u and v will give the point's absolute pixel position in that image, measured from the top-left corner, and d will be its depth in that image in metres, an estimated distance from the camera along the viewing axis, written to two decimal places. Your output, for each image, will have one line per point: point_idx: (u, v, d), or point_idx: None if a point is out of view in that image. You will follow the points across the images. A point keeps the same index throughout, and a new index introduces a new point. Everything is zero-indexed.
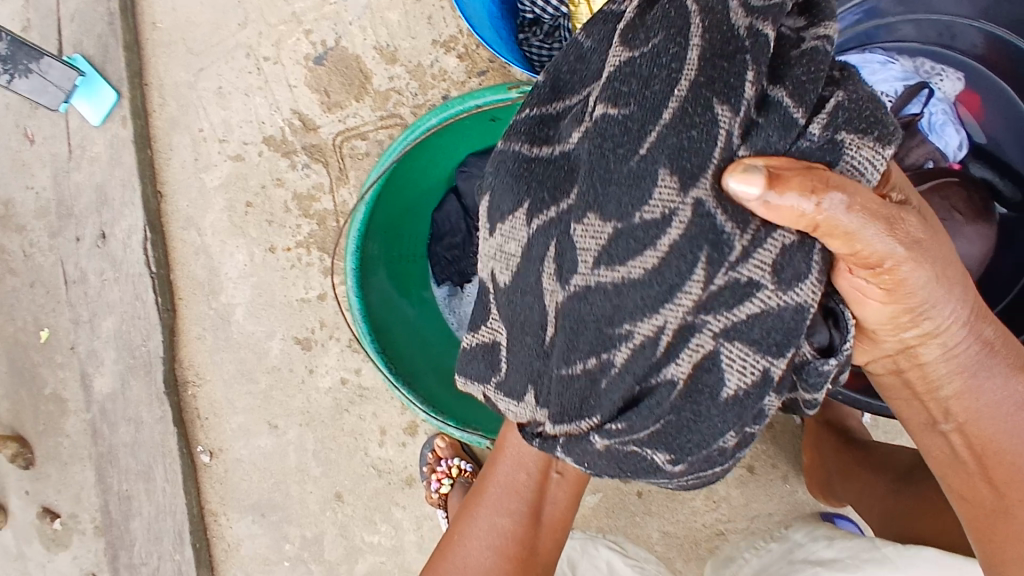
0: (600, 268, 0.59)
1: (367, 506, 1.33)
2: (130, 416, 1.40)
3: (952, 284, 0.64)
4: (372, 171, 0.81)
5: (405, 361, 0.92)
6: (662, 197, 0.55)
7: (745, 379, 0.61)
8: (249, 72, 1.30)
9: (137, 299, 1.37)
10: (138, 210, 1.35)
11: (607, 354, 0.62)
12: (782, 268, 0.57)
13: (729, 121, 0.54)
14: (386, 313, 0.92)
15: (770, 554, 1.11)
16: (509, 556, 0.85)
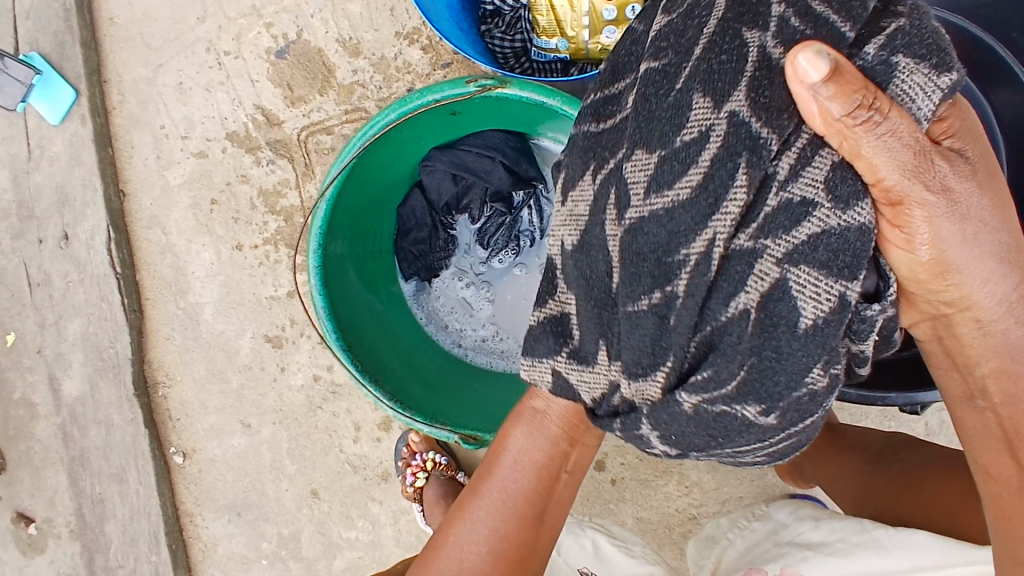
0: (651, 197, 0.59)
1: (344, 502, 1.33)
2: (101, 419, 1.39)
3: (988, 248, 0.58)
4: (333, 170, 0.81)
5: (375, 358, 0.91)
6: (698, 118, 0.56)
7: (821, 307, 0.58)
8: (210, 67, 1.28)
9: (103, 301, 1.35)
10: (101, 210, 1.33)
11: (670, 285, 0.60)
12: (837, 185, 0.55)
13: (760, 41, 0.55)
14: (355, 311, 0.91)
15: (754, 538, 1.02)
16: (511, 557, 0.75)
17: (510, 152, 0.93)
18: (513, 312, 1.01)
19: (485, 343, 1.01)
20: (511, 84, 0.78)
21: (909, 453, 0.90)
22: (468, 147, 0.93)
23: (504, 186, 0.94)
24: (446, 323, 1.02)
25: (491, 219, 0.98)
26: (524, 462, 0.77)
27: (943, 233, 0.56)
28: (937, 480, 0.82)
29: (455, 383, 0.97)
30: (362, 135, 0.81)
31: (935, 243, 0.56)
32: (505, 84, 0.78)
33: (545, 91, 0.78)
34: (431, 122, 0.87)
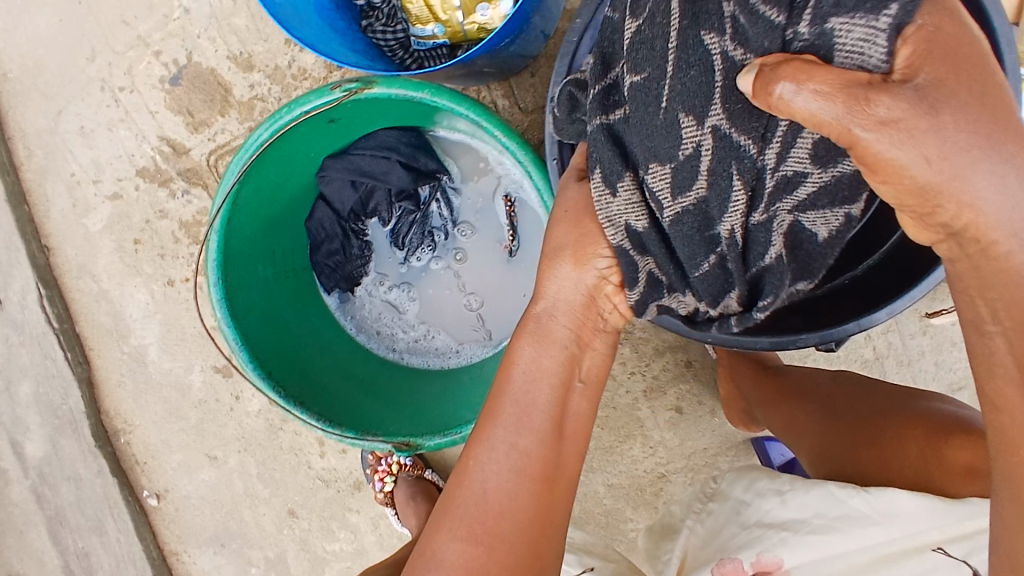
0: (680, 197, 0.64)
1: (322, 517, 1.33)
2: (69, 475, 1.38)
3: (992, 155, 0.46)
4: (217, 198, 0.80)
5: (306, 375, 0.91)
6: (688, 134, 0.60)
7: (830, 224, 0.59)
8: (108, 106, 1.24)
9: (47, 359, 1.33)
10: (27, 268, 1.30)
11: (719, 251, 0.67)
12: (818, 149, 0.56)
13: (719, 43, 0.56)
14: (279, 331, 0.91)
15: (716, 521, 0.84)
16: (532, 474, 0.70)
17: (406, 148, 0.91)
18: (442, 308, 1.00)
19: (419, 343, 1.00)
20: (377, 83, 0.75)
21: (861, 398, 0.83)
22: (362, 151, 0.90)
23: (405, 184, 0.92)
24: (378, 330, 1.01)
25: (402, 219, 0.97)
26: (539, 371, 0.75)
27: (906, 162, 0.45)
28: (897, 421, 0.76)
29: (395, 387, 0.96)
30: (240, 157, 0.79)
31: (901, 171, 0.46)
32: (371, 84, 0.75)
33: (414, 85, 0.75)
34: (315, 134, 0.85)
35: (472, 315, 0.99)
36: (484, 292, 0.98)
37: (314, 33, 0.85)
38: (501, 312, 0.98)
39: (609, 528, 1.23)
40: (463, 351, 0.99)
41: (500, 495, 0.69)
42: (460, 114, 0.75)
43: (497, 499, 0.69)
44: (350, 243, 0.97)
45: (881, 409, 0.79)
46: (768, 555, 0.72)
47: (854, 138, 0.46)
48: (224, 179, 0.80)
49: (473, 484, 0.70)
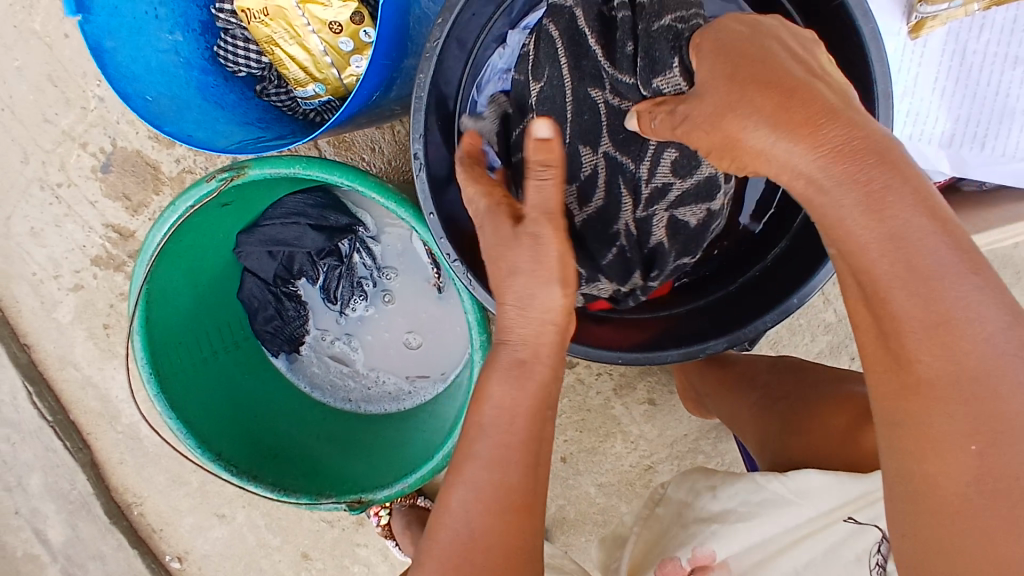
0: (584, 206, 0.76)
1: (334, 554, 1.38)
2: (93, 553, 1.44)
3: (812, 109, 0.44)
4: (131, 299, 0.81)
5: (261, 444, 0.93)
6: (587, 158, 0.73)
7: (695, 214, 0.74)
8: (50, 203, 1.27)
9: (49, 450, 1.39)
10: (11, 369, 1.35)
11: (617, 243, 0.77)
12: (679, 165, 0.69)
13: (602, 96, 0.71)
14: (226, 407, 0.93)
15: (660, 524, 0.84)
16: (502, 513, 0.56)
17: (313, 210, 0.92)
18: (388, 351, 1.02)
19: (372, 389, 1.02)
20: (249, 167, 0.76)
21: (799, 384, 0.82)
22: (270, 220, 0.91)
23: (320, 244, 0.93)
24: (330, 384, 1.03)
25: (329, 275, 0.98)
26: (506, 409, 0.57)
27: (754, 143, 0.46)
28: (826, 408, 0.75)
29: (354, 434, 0.98)
30: (143, 259, 0.81)
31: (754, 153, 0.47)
32: (244, 170, 0.76)
33: (286, 162, 0.76)
34: (216, 217, 0.86)
35: (417, 353, 1.01)
36: (424, 329, 1.00)
37: (196, 128, 0.87)
38: (443, 346, 1.00)
39: (606, 527, 1.22)
40: (414, 390, 1.01)
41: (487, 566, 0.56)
42: (335, 181, 0.76)
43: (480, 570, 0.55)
44: (285, 306, 0.99)
45: (819, 396, 0.78)
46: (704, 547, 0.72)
47: (712, 128, 0.50)
48: (134, 282, 0.82)
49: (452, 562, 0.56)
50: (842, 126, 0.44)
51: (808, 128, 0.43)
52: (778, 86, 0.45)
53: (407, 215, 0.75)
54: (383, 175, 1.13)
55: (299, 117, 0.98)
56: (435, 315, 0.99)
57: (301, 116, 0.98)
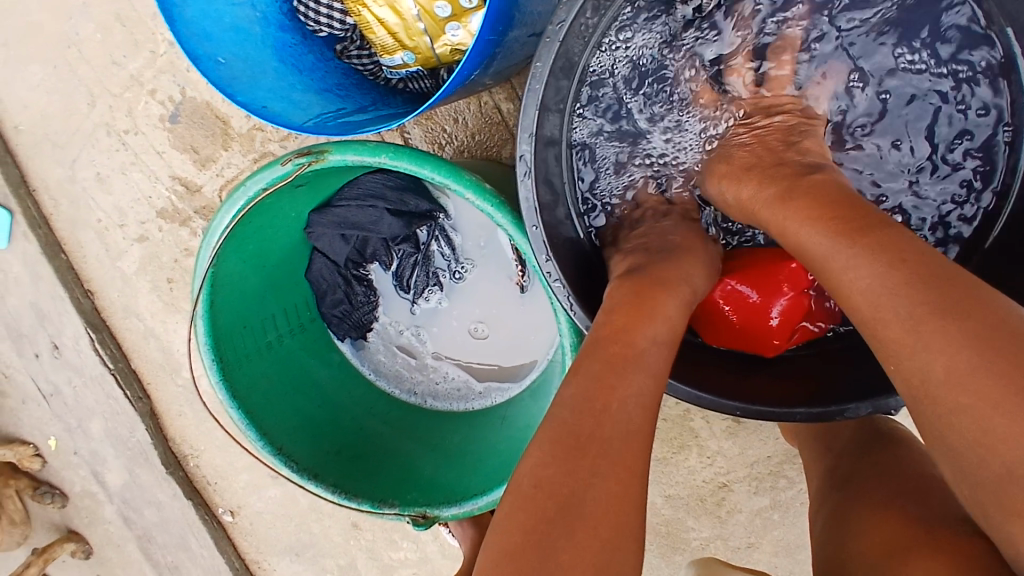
0: (597, 161, 0.81)
1: (384, 528, 1.36)
2: (149, 499, 1.45)
3: (829, 203, 0.57)
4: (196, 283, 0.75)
5: (325, 432, 0.88)
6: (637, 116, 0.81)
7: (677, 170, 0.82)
8: (117, 149, 1.23)
9: (109, 397, 1.38)
10: (74, 314, 1.33)
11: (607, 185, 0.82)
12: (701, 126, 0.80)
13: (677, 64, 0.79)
14: (291, 392, 0.87)
15: None
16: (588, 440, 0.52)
17: (391, 194, 0.84)
18: (459, 345, 0.95)
19: (440, 384, 0.96)
20: (330, 152, 0.67)
21: (870, 472, 0.77)
22: (345, 202, 0.84)
23: (392, 231, 0.86)
24: (396, 371, 0.97)
25: (402, 263, 0.91)
26: (638, 310, 0.61)
27: (803, 238, 0.57)
28: (869, 517, 0.70)
29: (418, 425, 0.93)
30: (209, 240, 0.74)
31: (801, 244, 0.57)
32: (324, 155, 0.67)
33: (370, 150, 0.66)
34: (287, 197, 0.79)
35: (490, 349, 0.94)
36: (499, 327, 0.92)
37: (268, 100, 0.78)
38: (518, 349, 0.92)
39: (670, 537, 1.20)
40: (482, 390, 0.95)
41: (604, 452, 0.52)
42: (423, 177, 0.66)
43: (594, 461, 0.51)
44: (355, 294, 0.93)
45: (876, 498, 0.72)
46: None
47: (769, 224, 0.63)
48: (198, 266, 0.75)
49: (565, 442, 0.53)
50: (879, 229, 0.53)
51: (827, 212, 0.56)
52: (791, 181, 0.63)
53: (505, 221, 0.66)
54: (465, 149, 1.05)
55: (382, 83, 0.88)
56: (511, 317, 0.91)
57: (384, 82, 0.88)
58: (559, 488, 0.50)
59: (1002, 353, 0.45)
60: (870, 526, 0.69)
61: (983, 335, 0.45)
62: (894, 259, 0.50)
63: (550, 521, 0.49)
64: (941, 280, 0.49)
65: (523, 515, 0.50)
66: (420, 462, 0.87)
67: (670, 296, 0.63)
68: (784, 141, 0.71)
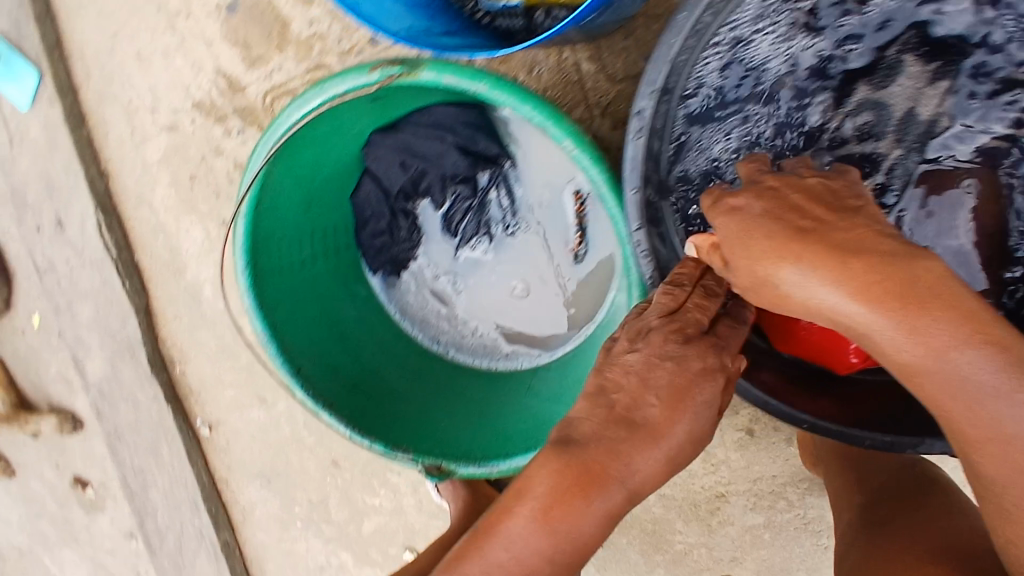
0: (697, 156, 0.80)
1: (364, 472, 1.32)
2: (126, 396, 1.39)
3: (902, 305, 0.50)
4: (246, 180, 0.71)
5: (343, 364, 0.84)
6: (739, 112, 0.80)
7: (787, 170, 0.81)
8: (164, 30, 1.16)
9: (105, 284, 1.31)
10: (85, 193, 1.26)
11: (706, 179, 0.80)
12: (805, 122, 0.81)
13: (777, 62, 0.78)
14: (316, 315, 0.84)
15: None
16: None
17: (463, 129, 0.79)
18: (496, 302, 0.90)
19: (466, 338, 0.92)
20: (424, 68, 0.63)
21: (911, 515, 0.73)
22: (412, 128, 0.79)
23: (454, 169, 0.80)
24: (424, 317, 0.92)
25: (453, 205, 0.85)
26: (585, 502, 0.59)
27: (845, 312, 0.52)
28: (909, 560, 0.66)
29: (436, 376, 0.89)
30: (271, 136, 0.70)
31: (836, 315, 0.53)
32: (416, 70, 0.63)
33: (470, 75, 0.62)
34: (355, 110, 0.73)
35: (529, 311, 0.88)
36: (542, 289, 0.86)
37: None
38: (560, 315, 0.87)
39: (653, 535, 1.18)
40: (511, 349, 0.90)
41: None
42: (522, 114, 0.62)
43: None
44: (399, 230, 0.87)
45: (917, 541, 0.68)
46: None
47: (791, 293, 0.54)
48: (253, 162, 0.71)
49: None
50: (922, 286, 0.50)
51: (904, 311, 0.50)
52: (848, 261, 0.52)
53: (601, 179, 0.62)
54: None
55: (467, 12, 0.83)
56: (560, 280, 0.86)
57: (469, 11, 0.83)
58: None
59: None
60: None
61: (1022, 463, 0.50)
62: (941, 329, 0.50)
63: None
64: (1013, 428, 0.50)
65: None
66: (435, 414, 0.84)
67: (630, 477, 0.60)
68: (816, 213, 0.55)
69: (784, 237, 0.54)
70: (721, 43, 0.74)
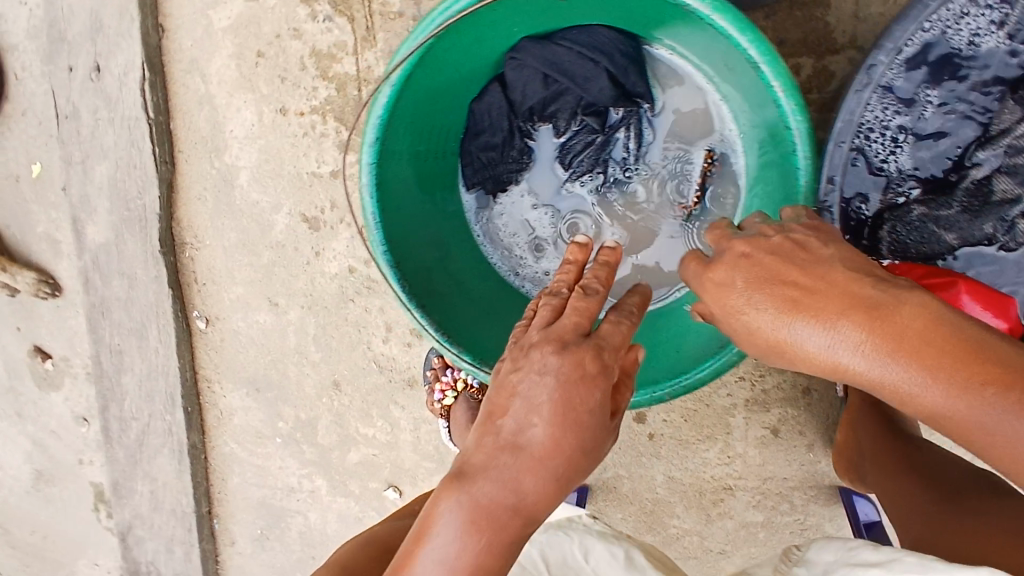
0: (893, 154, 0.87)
1: (365, 399, 1.28)
2: (123, 270, 1.30)
3: (848, 321, 0.53)
4: (402, 47, 0.67)
5: (427, 272, 0.81)
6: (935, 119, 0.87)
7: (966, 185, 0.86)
8: None
9: (133, 146, 1.22)
10: (136, 44, 1.17)
11: (893, 179, 0.88)
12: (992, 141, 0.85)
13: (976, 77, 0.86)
14: (411, 213, 0.80)
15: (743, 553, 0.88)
16: None
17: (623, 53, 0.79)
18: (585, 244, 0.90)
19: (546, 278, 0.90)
20: None
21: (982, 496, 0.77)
22: (574, 42, 0.78)
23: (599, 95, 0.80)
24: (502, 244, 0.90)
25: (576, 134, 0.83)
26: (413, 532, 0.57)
27: (821, 358, 0.55)
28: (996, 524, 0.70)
29: (508, 310, 0.87)
30: (443, 13, 0.67)
31: (817, 356, 0.55)
32: None
33: None
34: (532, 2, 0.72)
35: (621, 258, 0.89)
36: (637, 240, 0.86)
37: None
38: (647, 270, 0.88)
39: (650, 516, 1.18)
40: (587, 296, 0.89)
41: None
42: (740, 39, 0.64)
43: None
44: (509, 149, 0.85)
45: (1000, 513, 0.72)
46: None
47: (773, 339, 0.57)
48: (413, 31, 0.68)
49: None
50: (875, 311, 0.52)
51: (855, 320, 0.53)
52: (806, 290, 0.56)
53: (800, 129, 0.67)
54: None
55: None
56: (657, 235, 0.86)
57: None
58: None
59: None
60: (981, 529, 0.71)
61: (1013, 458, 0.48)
62: (904, 346, 0.51)
63: None
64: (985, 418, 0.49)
65: None
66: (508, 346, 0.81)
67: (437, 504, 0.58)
68: (785, 252, 0.59)
69: (756, 293, 0.58)
70: (925, 46, 0.84)
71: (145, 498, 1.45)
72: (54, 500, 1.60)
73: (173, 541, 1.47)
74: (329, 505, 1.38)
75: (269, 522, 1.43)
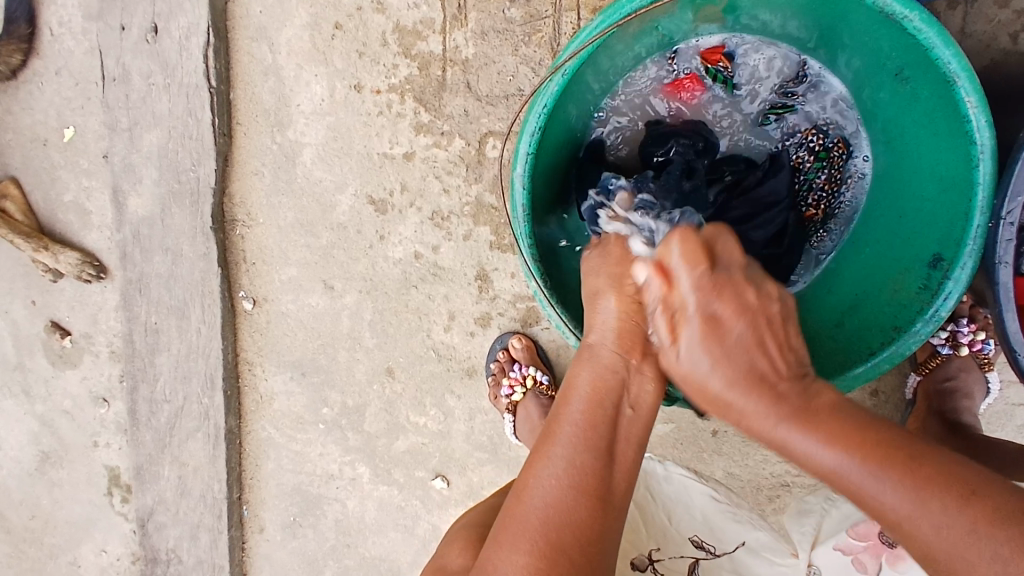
0: None
1: (419, 387, 1.25)
2: (167, 246, 1.24)
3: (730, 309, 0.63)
4: (570, 47, 0.70)
5: (545, 263, 0.85)
6: None
7: None
8: None
9: (188, 116, 1.18)
10: (201, 6, 1.14)
11: None
12: None
13: None
14: (540, 192, 0.84)
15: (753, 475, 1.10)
16: (585, 492, 0.63)
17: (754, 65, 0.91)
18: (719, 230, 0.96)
19: None
20: None
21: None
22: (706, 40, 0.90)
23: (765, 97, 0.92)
24: None
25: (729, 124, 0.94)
26: (569, 386, 0.70)
27: (824, 462, 0.58)
28: None
29: None
30: (618, 10, 0.70)
31: (703, 388, 0.63)
32: None
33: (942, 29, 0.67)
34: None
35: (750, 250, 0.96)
36: None
37: None
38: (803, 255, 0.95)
39: None
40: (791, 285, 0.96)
41: (593, 479, 0.64)
42: (989, 116, 0.69)
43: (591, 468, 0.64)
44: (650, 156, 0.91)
45: None
46: (862, 524, 0.87)
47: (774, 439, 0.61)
48: (582, 35, 0.71)
49: (521, 530, 0.62)
50: (975, 500, 0.54)
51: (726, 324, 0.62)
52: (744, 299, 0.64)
53: (988, 143, 0.69)
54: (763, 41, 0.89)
55: None
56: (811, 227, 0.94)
57: None
58: (533, 456, 0.67)
59: (881, 452, 0.56)
60: None
61: (856, 434, 0.57)
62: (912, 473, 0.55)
63: (519, 500, 0.65)
64: (852, 437, 0.57)
65: (519, 509, 0.64)
66: None
67: (586, 368, 0.70)
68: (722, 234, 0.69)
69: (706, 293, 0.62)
70: None
71: (172, 483, 1.38)
72: (53, 490, 1.44)
73: (198, 528, 1.39)
74: (370, 493, 1.33)
75: (303, 509, 1.36)
